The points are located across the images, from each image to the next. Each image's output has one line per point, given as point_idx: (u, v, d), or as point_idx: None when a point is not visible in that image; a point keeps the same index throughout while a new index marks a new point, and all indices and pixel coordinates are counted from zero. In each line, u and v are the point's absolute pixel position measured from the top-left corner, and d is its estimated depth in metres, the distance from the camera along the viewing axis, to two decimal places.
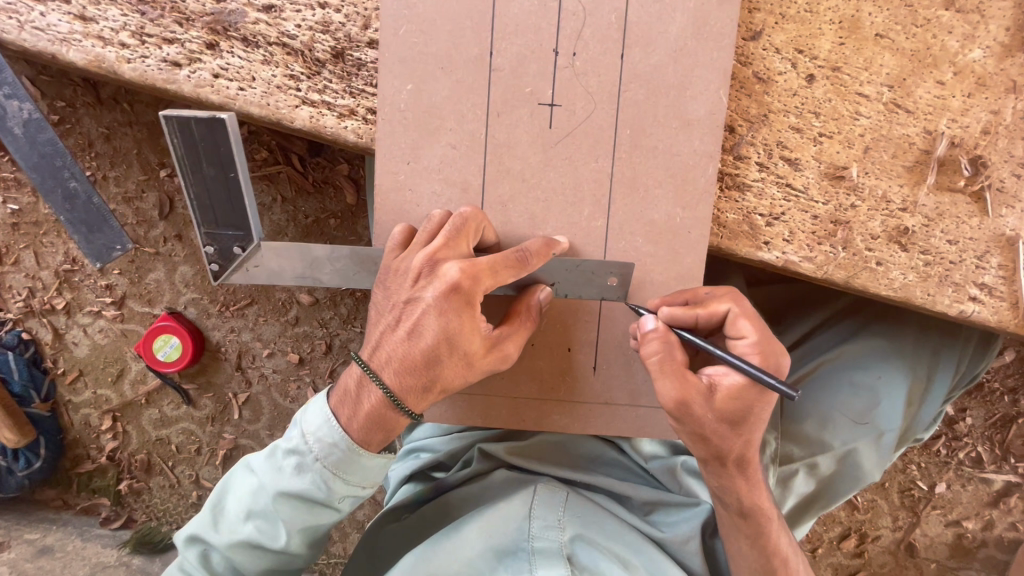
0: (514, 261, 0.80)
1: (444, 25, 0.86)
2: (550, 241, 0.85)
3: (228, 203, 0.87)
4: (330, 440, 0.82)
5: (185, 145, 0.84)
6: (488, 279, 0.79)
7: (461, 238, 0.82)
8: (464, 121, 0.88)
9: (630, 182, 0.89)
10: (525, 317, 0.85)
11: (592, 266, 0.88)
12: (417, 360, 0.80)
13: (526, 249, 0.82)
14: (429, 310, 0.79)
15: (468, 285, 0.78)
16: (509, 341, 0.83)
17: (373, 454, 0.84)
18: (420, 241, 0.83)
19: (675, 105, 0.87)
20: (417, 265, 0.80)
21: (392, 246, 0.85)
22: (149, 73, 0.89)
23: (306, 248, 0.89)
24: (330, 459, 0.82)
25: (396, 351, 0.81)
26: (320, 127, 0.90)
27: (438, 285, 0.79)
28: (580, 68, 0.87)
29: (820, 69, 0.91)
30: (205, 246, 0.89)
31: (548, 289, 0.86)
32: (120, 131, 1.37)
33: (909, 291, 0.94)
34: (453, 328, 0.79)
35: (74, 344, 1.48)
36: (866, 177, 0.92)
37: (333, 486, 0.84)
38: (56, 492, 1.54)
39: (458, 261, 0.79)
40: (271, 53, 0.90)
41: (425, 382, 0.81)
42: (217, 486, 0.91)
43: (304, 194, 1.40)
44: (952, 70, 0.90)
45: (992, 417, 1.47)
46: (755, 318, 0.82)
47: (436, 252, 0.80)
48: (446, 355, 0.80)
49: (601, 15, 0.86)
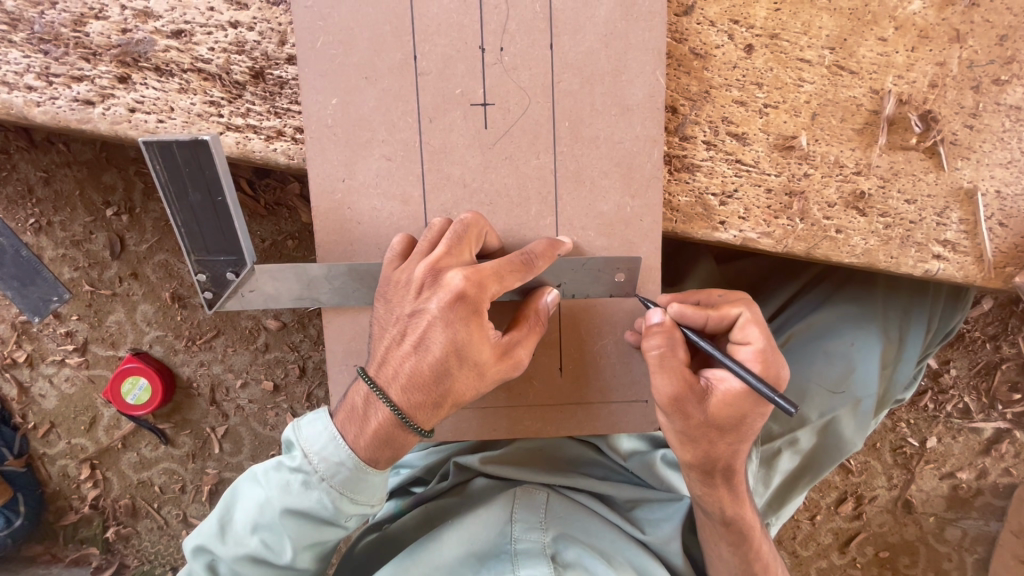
0: (519, 264, 0.78)
1: (364, 34, 0.82)
2: (552, 241, 0.83)
3: (218, 229, 0.82)
4: (336, 459, 0.80)
5: (168, 170, 0.79)
6: (495, 285, 0.76)
7: (464, 244, 0.79)
8: (400, 132, 0.84)
9: (574, 176, 0.86)
10: (534, 322, 0.81)
11: (592, 265, 0.86)
12: (425, 375, 0.76)
13: (531, 251, 0.80)
14: (435, 322, 0.75)
15: (474, 292, 0.75)
16: (520, 349, 0.80)
17: (380, 470, 0.81)
18: (421, 251, 0.80)
19: (612, 92, 0.84)
20: (419, 276, 0.77)
21: (392, 257, 0.82)
22: (62, 115, 0.85)
23: (277, 269, 0.85)
24: (337, 479, 0.80)
25: (401, 369, 0.76)
26: (248, 152, 0.87)
27: (442, 295, 0.75)
28: (509, 64, 0.84)
29: (757, 38, 0.87)
30: (196, 272, 0.85)
31: (556, 291, 0.84)
32: (59, 173, 1.33)
33: (873, 256, 0.92)
34: (462, 339, 0.75)
35: (42, 397, 1.44)
36: (817, 145, 0.89)
37: (341, 506, 0.81)
38: (43, 546, 1.51)
39: (461, 269, 0.76)
40: (187, 81, 0.85)
41: (435, 399, 0.77)
42: (223, 496, 0.87)
43: (258, 218, 1.37)
44: (893, 25, 0.87)
45: (975, 365, 1.47)
46: (765, 325, 0.81)
47: (439, 261, 0.77)
48: (455, 368, 0.76)
49: (524, 5, 0.83)
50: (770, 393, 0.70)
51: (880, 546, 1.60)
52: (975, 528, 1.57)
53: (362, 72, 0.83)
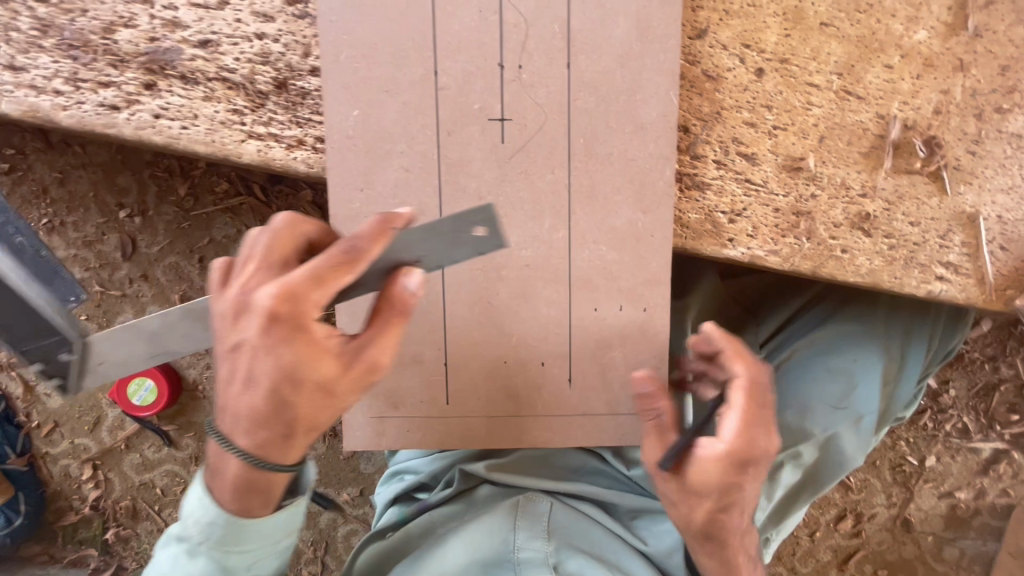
0: (343, 258, 0.68)
1: (385, 51, 0.84)
2: (385, 216, 0.70)
3: (31, 322, 0.84)
4: (207, 519, 0.79)
5: None
6: (314, 292, 0.66)
7: (277, 253, 0.71)
8: (417, 145, 0.87)
9: (589, 190, 0.88)
10: (393, 311, 0.72)
11: (449, 224, 0.76)
12: (263, 409, 0.70)
13: (353, 238, 0.69)
14: (257, 350, 0.67)
15: (287, 308, 0.65)
16: (374, 352, 0.71)
17: (253, 518, 0.80)
18: (240, 267, 0.72)
19: (628, 110, 0.86)
20: (233, 301, 0.70)
21: (214, 285, 0.74)
22: (87, 119, 0.87)
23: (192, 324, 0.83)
24: (213, 537, 0.79)
25: (240, 407, 0.71)
26: (268, 160, 0.88)
27: (256, 318, 0.67)
28: (526, 81, 0.86)
29: (768, 62, 0.90)
30: (32, 364, 0.87)
31: (418, 271, 0.72)
32: (74, 174, 1.36)
33: (877, 276, 0.94)
34: (288, 363, 0.67)
35: (47, 395, 1.45)
36: (824, 167, 0.92)
37: (233, 557, 0.81)
38: (42, 546, 1.50)
39: (270, 283, 0.67)
40: (212, 89, 0.87)
41: (283, 430, 0.71)
42: None
43: (270, 223, 1.39)
44: (899, 53, 0.90)
45: (974, 386, 1.49)
46: (755, 392, 0.80)
47: (250, 282, 0.69)
48: (292, 391, 0.68)
49: (542, 24, 0.85)
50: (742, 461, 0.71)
51: (879, 564, 1.60)
52: (973, 548, 1.58)
53: (385, 88, 0.85)
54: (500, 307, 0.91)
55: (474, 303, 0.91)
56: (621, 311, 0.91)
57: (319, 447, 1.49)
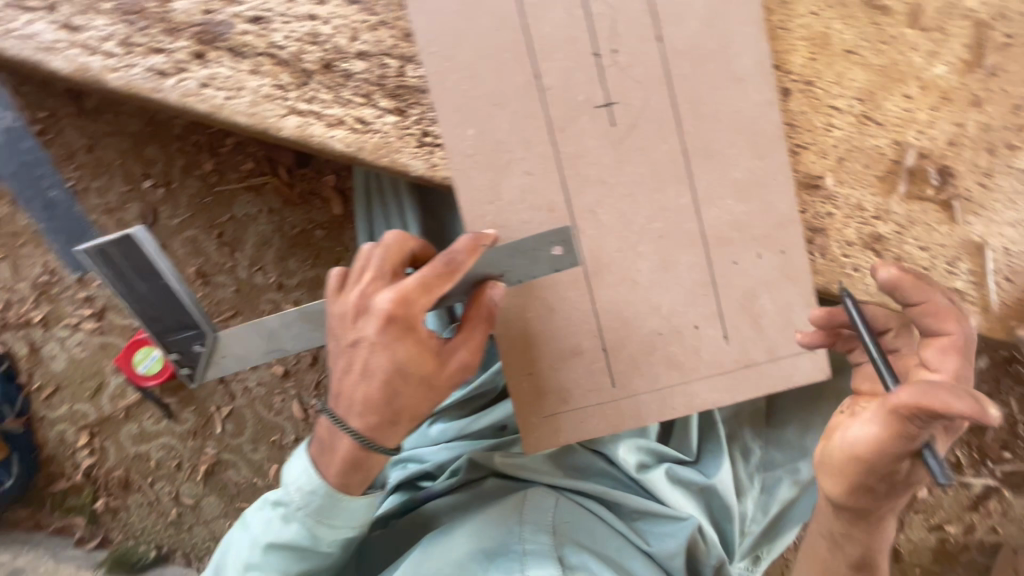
0: (444, 270, 0.80)
1: (476, 28, 0.88)
2: (476, 237, 0.84)
3: (170, 308, 0.93)
4: (308, 488, 0.85)
5: (111, 271, 0.91)
6: (422, 298, 0.79)
7: (394, 263, 0.83)
8: (518, 125, 0.90)
9: (626, 189, 0.91)
10: (478, 322, 0.85)
11: (529, 244, 0.91)
12: (375, 397, 0.80)
13: (451, 250, 0.81)
14: (374, 346, 0.79)
15: (402, 311, 0.79)
16: (462, 352, 0.83)
17: (352, 496, 0.85)
18: (355, 276, 0.83)
19: (657, 117, 0.90)
20: (354, 304, 0.81)
21: (331, 289, 0.84)
22: (135, 82, 0.89)
23: (241, 333, 0.92)
24: (311, 507, 0.85)
25: (353, 396, 0.81)
26: (307, 136, 0.91)
27: (375, 318, 0.79)
28: (623, 63, 0.89)
29: (794, 83, 0.94)
30: (171, 354, 0.96)
31: (500, 283, 0.88)
32: (103, 141, 1.38)
33: (885, 296, 0.97)
34: (402, 357, 0.79)
35: (51, 358, 1.45)
36: (841, 187, 0.95)
37: (319, 532, 0.86)
38: (28, 511, 1.49)
39: (389, 289, 0.79)
40: (259, 64, 0.90)
41: (390, 417, 0.82)
42: (220, 544, 0.96)
43: (291, 205, 1.42)
44: (918, 85, 0.94)
45: (968, 421, 1.51)
46: (955, 359, 0.74)
47: (368, 286, 0.81)
48: (401, 385, 0.80)
49: (628, 7, 0.88)
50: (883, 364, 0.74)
51: None
52: None
53: (457, 72, 0.88)
54: (546, 293, 0.94)
55: (526, 306, 0.94)
56: (759, 260, 0.94)
57: None
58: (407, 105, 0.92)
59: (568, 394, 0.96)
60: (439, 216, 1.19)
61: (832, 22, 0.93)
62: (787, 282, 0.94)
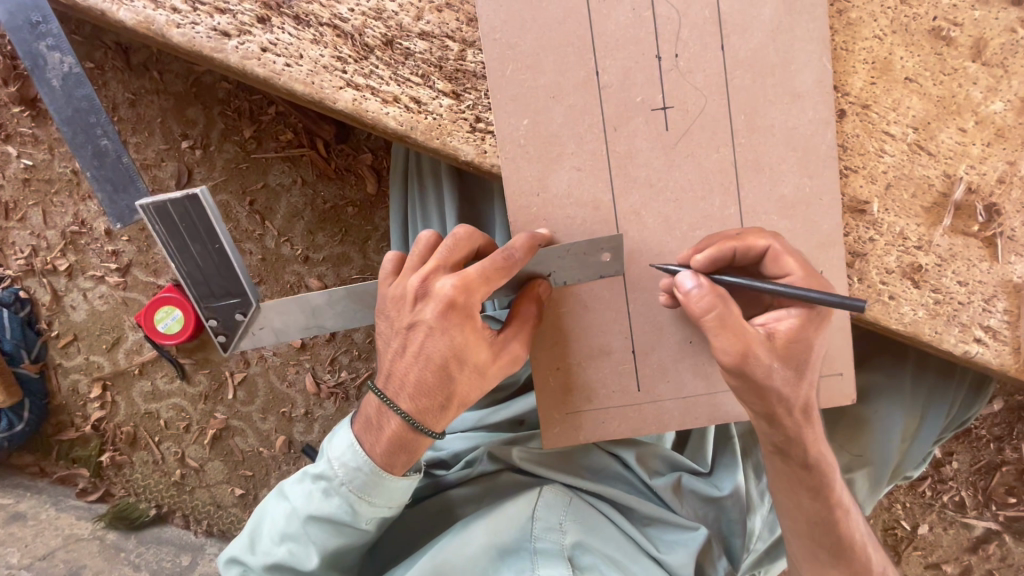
0: (502, 264, 0.80)
1: (541, 17, 0.87)
2: (532, 236, 0.84)
3: (219, 275, 0.92)
4: (353, 465, 0.85)
5: (165, 228, 0.89)
6: (482, 288, 0.79)
7: (454, 253, 0.83)
8: (572, 119, 0.89)
9: (672, 194, 0.91)
10: (526, 318, 0.86)
11: (580, 247, 0.89)
12: (430, 381, 0.81)
13: (510, 247, 0.81)
14: (432, 330, 0.80)
15: (463, 300, 0.79)
16: (514, 346, 0.85)
17: (396, 477, 0.86)
18: (412, 264, 0.84)
19: (712, 126, 0.90)
20: (412, 289, 0.81)
21: (386, 273, 0.86)
22: (198, 40, 0.89)
23: (282, 306, 0.93)
24: (355, 484, 0.85)
25: (406, 378, 0.82)
26: (361, 110, 0.91)
27: (435, 303, 0.80)
28: (684, 69, 0.89)
29: (850, 105, 0.94)
30: (207, 319, 0.95)
31: (547, 282, 0.89)
32: (146, 98, 1.38)
33: (919, 327, 0.96)
34: (459, 344, 0.80)
35: (72, 308, 1.45)
36: (886, 214, 0.95)
37: (359, 509, 0.87)
38: (33, 458, 1.49)
39: (451, 276, 0.80)
40: (321, 34, 0.91)
41: (441, 401, 0.82)
42: (254, 513, 0.97)
43: (326, 179, 1.43)
44: (974, 119, 0.94)
45: (977, 462, 1.50)
46: (796, 253, 0.86)
47: (429, 273, 0.81)
48: (457, 371, 0.81)
49: (694, 13, 0.88)
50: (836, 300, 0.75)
51: None
52: None
53: (518, 60, 0.87)
54: (583, 292, 0.94)
55: (560, 301, 0.94)
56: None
57: (327, 408, 1.49)
58: (464, 89, 0.92)
59: (593, 393, 0.96)
60: (476, 204, 1.17)
61: (895, 48, 0.93)
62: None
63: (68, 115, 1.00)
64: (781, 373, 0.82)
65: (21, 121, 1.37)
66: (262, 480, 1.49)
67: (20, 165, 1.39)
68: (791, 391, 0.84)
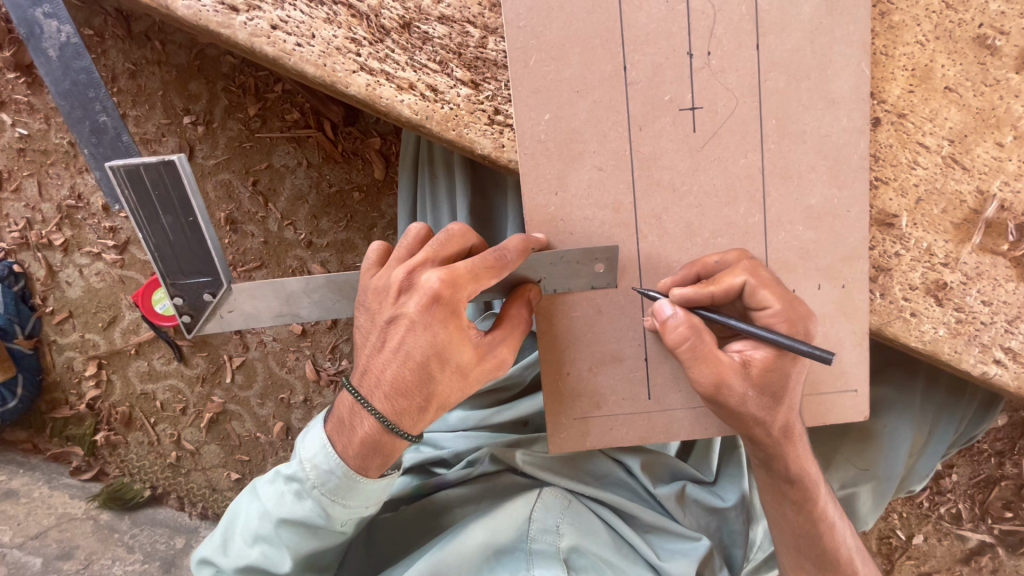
0: (492, 261, 0.77)
1: (568, 7, 0.82)
2: (528, 238, 0.82)
3: (191, 250, 0.86)
4: (326, 467, 0.83)
5: (136, 196, 0.83)
6: (470, 285, 0.75)
7: (444, 248, 0.79)
8: (596, 115, 0.85)
9: (695, 200, 0.88)
10: (512, 321, 0.82)
11: (575, 255, 0.87)
12: (408, 379, 0.77)
13: (504, 247, 0.78)
14: (413, 324, 0.76)
15: (449, 294, 0.75)
16: (501, 350, 0.81)
17: (370, 479, 0.83)
18: (399, 257, 0.81)
19: (743, 128, 0.86)
20: (396, 280, 0.77)
21: (369, 265, 0.83)
22: (204, 13, 0.84)
23: (256, 290, 0.88)
24: (327, 486, 0.83)
25: (384, 375, 0.78)
26: (375, 97, 0.87)
27: (419, 297, 0.76)
28: (716, 67, 0.84)
29: (886, 113, 0.90)
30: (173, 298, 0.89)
31: (536, 287, 0.86)
32: (147, 69, 1.32)
33: (938, 346, 0.94)
34: (441, 342, 0.76)
35: (67, 284, 1.42)
36: (914, 229, 0.92)
37: (332, 512, 0.84)
38: (27, 434, 1.47)
39: (437, 269, 0.76)
40: (335, 13, 0.86)
41: (420, 402, 0.78)
42: (227, 511, 0.96)
43: (332, 162, 1.38)
44: (1012, 134, 0.90)
45: (977, 476, 1.49)
46: (773, 285, 0.82)
47: (416, 266, 0.78)
48: (437, 370, 0.77)
49: (731, 8, 0.83)
50: (807, 349, 0.74)
51: None
52: None
53: (544, 51, 0.83)
54: (594, 298, 0.91)
55: (573, 304, 0.91)
56: (819, 291, 0.90)
57: (326, 396, 1.46)
58: (483, 78, 0.88)
59: (587, 401, 0.94)
60: (489, 196, 1.14)
61: (937, 55, 0.89)
62: (841, 318, 0.91)
63: (66, 88, 0.98)
64: (758, 399, 0.82)
65: (17, 88, 1.32)
66: (258, 465, 1.48)
67: (15, 134, 1.34)
68: (768, 414, 0.84)
